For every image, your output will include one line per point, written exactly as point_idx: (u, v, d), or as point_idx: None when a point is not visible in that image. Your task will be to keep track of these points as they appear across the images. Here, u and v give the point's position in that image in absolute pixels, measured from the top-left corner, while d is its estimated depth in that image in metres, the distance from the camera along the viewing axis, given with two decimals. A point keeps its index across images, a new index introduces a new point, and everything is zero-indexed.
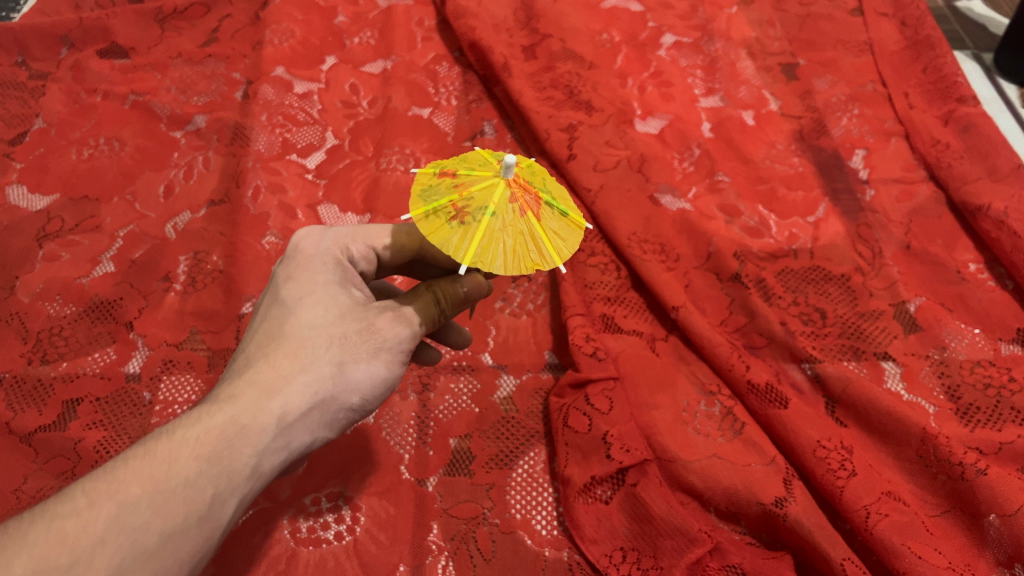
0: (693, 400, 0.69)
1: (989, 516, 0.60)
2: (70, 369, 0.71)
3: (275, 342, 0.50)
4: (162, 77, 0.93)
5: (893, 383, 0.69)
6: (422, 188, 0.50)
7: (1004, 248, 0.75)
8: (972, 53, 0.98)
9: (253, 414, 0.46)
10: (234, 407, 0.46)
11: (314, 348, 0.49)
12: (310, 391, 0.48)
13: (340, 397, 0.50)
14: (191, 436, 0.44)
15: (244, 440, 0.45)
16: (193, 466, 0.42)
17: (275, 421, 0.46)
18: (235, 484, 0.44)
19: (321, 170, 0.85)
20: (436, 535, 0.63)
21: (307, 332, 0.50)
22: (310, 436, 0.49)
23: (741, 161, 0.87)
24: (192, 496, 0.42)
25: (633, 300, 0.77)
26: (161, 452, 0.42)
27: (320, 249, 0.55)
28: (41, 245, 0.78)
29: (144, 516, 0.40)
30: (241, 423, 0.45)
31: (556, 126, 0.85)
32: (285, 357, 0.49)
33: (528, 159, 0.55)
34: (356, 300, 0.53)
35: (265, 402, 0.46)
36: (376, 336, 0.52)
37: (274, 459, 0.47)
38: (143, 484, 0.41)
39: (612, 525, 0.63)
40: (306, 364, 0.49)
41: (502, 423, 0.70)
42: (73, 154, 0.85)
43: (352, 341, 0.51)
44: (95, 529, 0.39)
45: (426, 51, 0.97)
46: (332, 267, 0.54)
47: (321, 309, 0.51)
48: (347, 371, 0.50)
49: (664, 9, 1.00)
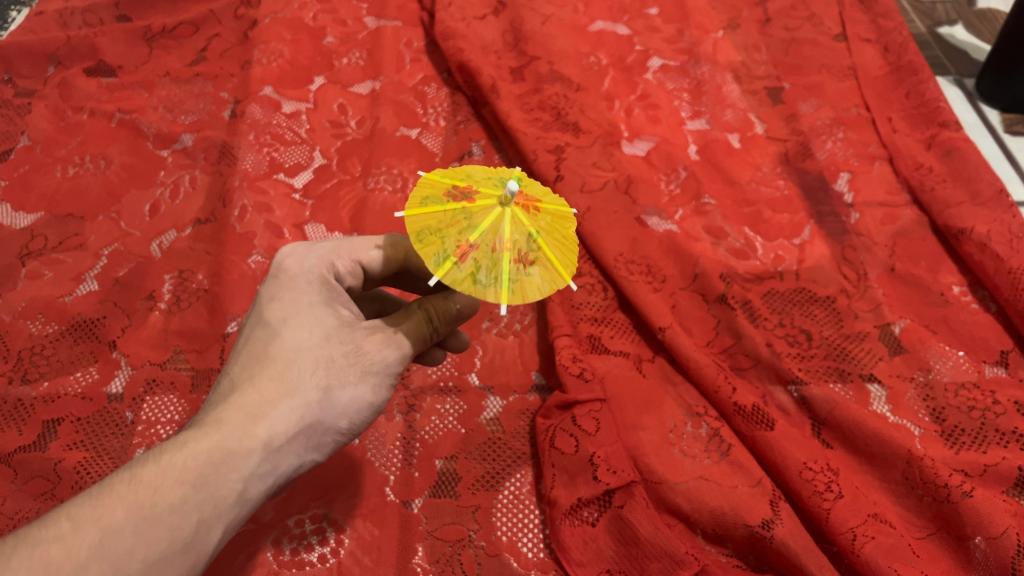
0: (679, 421, 0.68)
1: (975, 538, 0.59)
2: (52, 389, 0.70)
3: (261, 365, 0.49)
4: (150, 95, 0.93)
5: (879, 405, 0.70)
6: (472, 277, 0.46)
7: (988, 271, 0.76)
8: (954, 79, 1.00)
9: (240, 438, 0.45)
10: (220, 432, 0.45)
11: (300, 371, 0.49)
12: (298, 415, 0.48)
13: (329, 419, 0.50)
14: (178, 460, 0.43)
15: (230, 465, 0.44)
16: (179, 492, 0.42)
17: (261, 446, 0.46)
18: (221, 510, 0.43)
19: (309, 190, 0.85)
20: (421, 558, 0.63)
21: (292, 355, 0.49)
22: (297, 460, 0.48)
23: (727, 184, 0.87)
24: (177, 521, 0.41)
25: (620, 321, 0.76)
26: (147, 476, 0.42)
27: (308, 269, 0.54)
28: (23, 262, 0.78)
29: (129, 542, 0.39)
30: (227, 448, 0.45)
31: (543, 147, 0.86)
32: (271, 380, 0.48)
33: (440, 178, 0.52)
34: (344, 320, 0.53)
35: (251, 427, 0.46)
36: (365, 358, 0.52)
37: (260, 484, 0.46)
38: (129, 510, 0.40)
39: (598, 547, 0.62)
40: (292, 388, 0.48)
41: (488, 445, 0.69)
42: (58, 171, 0.85)
43: (339, 365, 0.50)
44: (78, 554, 0.38)
45: (415, 72, 0.98)
46: (318, 286, 0.54)
47: (307, 331, 0.51)
48: (333, 396, 0.50)
49: (651, 33, 1.01)
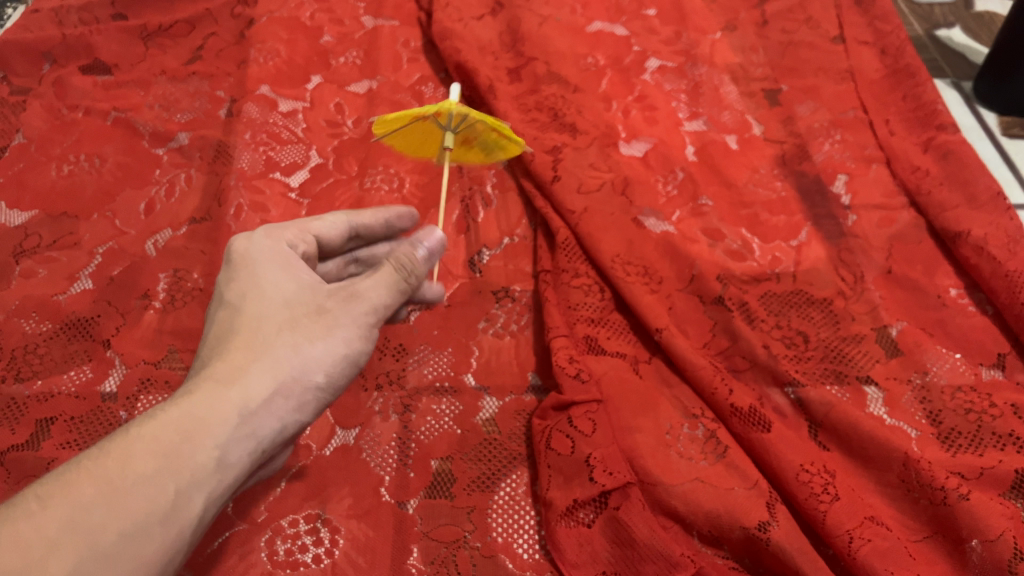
0: (676, 423, 0.67)
1: (971, 541, 0.59)
2: (45, 388, 0.69)
3: (226, 338, 0.50)
4: (145, 94, 0.92)
5: (876, 407, 0.69)
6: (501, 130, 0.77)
7: (984, 274, 0.75)
8: (952, 82, 1.00)
9: (209, 407, 0.46)
10: (188, 402, 0.46)
11: (266, 338, 0.50)
12: (266, 378, 0.48)
13: (302, 377, 0.50)
14: (145, 433, 0.44)
15: (201, 433, 0.45)
16: (150, 463, 0.43)
17: (230, 411, 0.46)
18: (200, 477, 0.44)
19: (305, 189, 0.85)
20: (415, 559, 0.62)
21: (256, 323, 0.50)
22: (279, 423, 0.49)
23: (724, 185, 0.87)
24: (151, 493, 0.42)
25: (617, 322, 0.76)
26: (117, 452, 0.43)
27: (263, 242, 0.55)
28: (18, 261, 0.77)
29: (101, 516, 0.41)
30: (195, 416, 0.45)
31: (540, 148, 0.85)
32: (237, 350, 0.49)
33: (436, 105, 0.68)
34: (305, 283, 0.53)
35: (220, 394, 0.47)
36: (330, 316, 0.52)
37: (242, 449, 0.47)
38: (101, 486, 0.41)
39: (594, 549, 0.62)
40: (259, 354, 0.49)
41: (484, 445, 0.69)
42: (53, 170, 0.84)
43: (305, 325, 0.51)
44: (50, 531, 0.39)
45: (412, 72, 0.98)
46: (275, 258, 0.54)
47: (266, 299, 0.51)
48: (304, 354, 0.50)
49: (648, 34, 1.01)
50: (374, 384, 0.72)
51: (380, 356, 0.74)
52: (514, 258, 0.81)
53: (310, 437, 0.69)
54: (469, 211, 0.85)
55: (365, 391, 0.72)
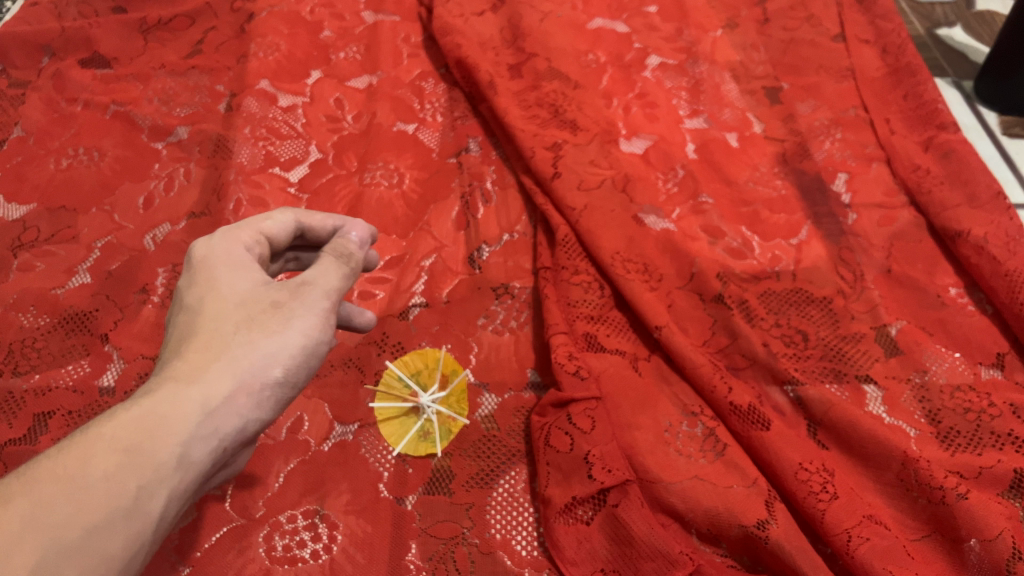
0: (675, 420, 0.67)
1: (969, 540, 0.59)
2: (43, 382, 0.69)
3: (187, 338, 0.48)
4: (145, 88, 0.92)
5: (875, 406, 0.69)
6: None
7: (984, 273, 0.75)
8: (953, 81, 1.00)
9: (170, 403, 0.44)
10: (148, 400, 0.44)
11: (224, 335, 0.48)
12: (227, 373, 0.47)
13: (262, 371, 0.48)
14: (104, 432, 0.42)
15: (162, 429, 0.43)
16: (110, 460, 0.41)
17: (191, 406, 0.45)
18: (162, 474, 0.42)
19: (304, 184, 0.85)
20: (414, 555, 0.62)
21: (215, 321, 0.49)
22: (241, 420, 0.47)
23: (724, 183, 0.87)
24: (113, 490, 0.41)
25: (617, 319, 0.75)
26: (75, 449, 0.41)
27: (213, 244, 0.54)
28: (16, 254, 0.77)
29: (64, 513, 0.39)
30: (155, 411, 0.44)
31: (541, 144, 0.85)
32: (197, 349, 0.47)
33: None
34: (259, 280, 0.52)
35: (180, 391, 0.45)
36: (287, 309, 0.50)
37: (204, 446, 0.45)
38: (58, 482, 0.39)
39: (592, 546, 0.62)
40: (219, 350, 0.47)
41: (483, 442, 0.69)
42: (52, 163, 0.84)
43: (263, 320, 0.49)
44: (10, 529, 0.37)
45: (412, 67, 0.97)
46: (232, 258, 0.53)
47: (221, 298, 0.50)
48: (263, 349, 0.48)
49: (650, 31, 1.01)
50: (373, 380, 0.72)
51: (378, 352, 0.74)
52: (513, 255, 0.81)
53: (308, 432, 0.69)
54: (469, 207, 0.84)
55: (363, 387, 0.72)
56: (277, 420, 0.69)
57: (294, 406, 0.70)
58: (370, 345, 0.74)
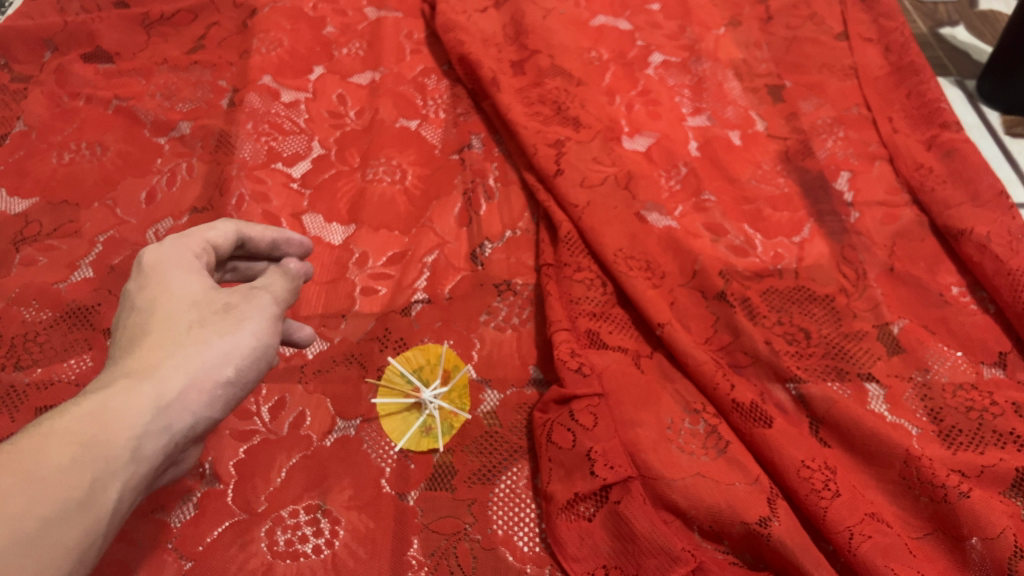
0: (677, 418, 0.67)
1: (971, 539, 0.59)
2: (45, 375, 0.69)
3: (138, 337, 0.48)
4: (147, 83, 0.92)
5: (877, 404, 0.69)
6: None
7: (987, 272, 0.75)
8: (955, 80, 1.00)
9: (124, 398, 0.44)
10: (101, 395, 0.44)
11: (178, 334, 0.48)
12: (182, 370, 0.47)
13: (216, 369, 0.48)
14: (58, 425, 0.41)
15: (116, 423, 0.43)
16: (67, 452, 0.40)
17: (145, 401, 0.45)
18: (117, 467, 0.42)
19: (307, 180, 0.85)
20: (416, 550, 0.62)
21: (167, 321, 0.49)
22: (193, 417, 0.47)
23: (727, 181, 0.87)
24: (69, 481, 0.40)
25: (619, 316, 0.75)
26: (28, 441, 0.40)
27: (162, 249, 0.53)
28: (18, 248, 0.77)
29: (20, 504, 0.38)
30: (109, 406, 0.43)
31: (543, 141, 0.84)
32: (151, 347, 0.47)
33: None
34: (210, 284, 0.52)
35: (134, 386, 0.45)
36: (240, 311, 0.51)
37: (158, 442, 0.45)
38: (13, 473, 0.38)
39: (594, 543, 0.62)
40: (173, 349, 0.47)
41: (485, 438, 0.69)
42: (54, 158, 0.84)
43: (216, 322, 0.50)
44: None
45: (415, 64, 0.97)
46: (181, 261, 0.53)
47: (173, 298, 0.50)
48: (216, 349, 0.49)
49: (652, 29, 1.01)
50: (375, 376, 0.72)
51: (380, 348, 0.73)
52: (515, 252, 0.81)
53: (310, 428, 0.69)
54: (471, 204, 0.84)
55: (365, 383, 0.72)
56: (279, 415, 0.69)
57: (296, 401, 0.70)
58: (372, 341, 0.74)
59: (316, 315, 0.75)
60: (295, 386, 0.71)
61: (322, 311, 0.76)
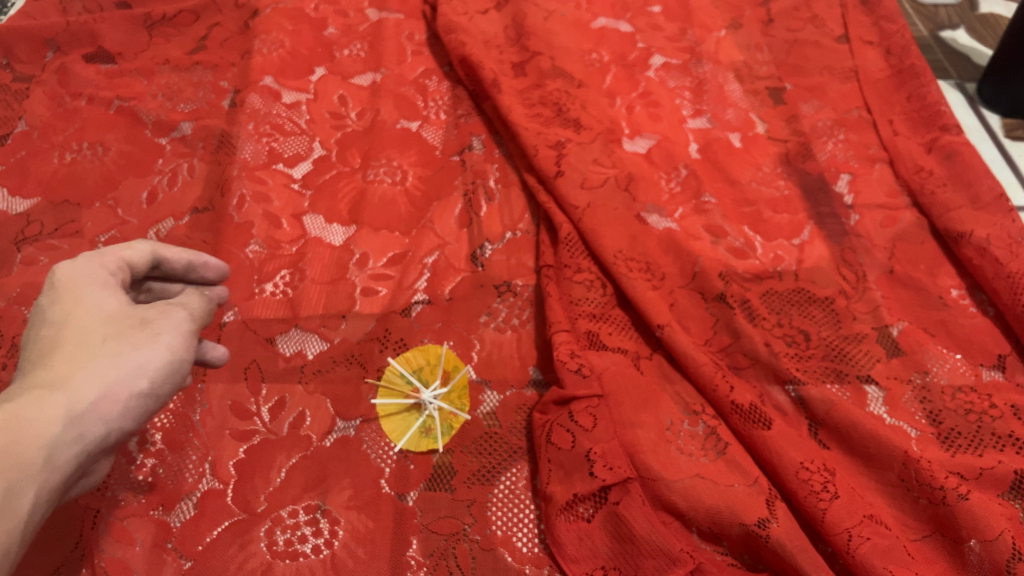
0: (676, 419, 0.67)
1: (970, 541, 0.59)
2: None
3: (50, 350, 0.48)
4: (149, 83, 0.92)
5: (876, 406, 0.69)
6: None
7: (987, 275, 0.75)
8: (956, 83, 1.00)
9: (34, 411, 0.45)
10: (11, 408, 0.45)
11: (91, 348, 0.48)
12: (95, 382, 0.47)
13: (128, 381, 0.48)
14: None
15: (27, 435, 0.44)
16: None
17: (55, 414, 0.46)
18: (30, 475, 0.44)
19: (308, 180, 0.85)
20: (415, 550, 0.62)
21: (80, 335, 0.49)
22: (107, 427, 0.48)
23: (727, 183, 0.87)
24: None
25: (618, 318, 0.75)
26: None
27: (76, 264, 0.52)
28: (19, 248, 0.77)
29: None
30: (18, 419, 0.44)
31: (544, 143, 0.84)
32: (63, 361, 0.48)
33: None
34: (125, 299, 0.52)
35: (45, 400, 0.46)
36: (155, 325, 0.51)
37: (71, 450, 0.46)
38: None
39: (593, 544, 0.62)
40: (85, 362, 0.48)
41: (484, 439, 0.69)
42: (55, 157, 0.84)
43: (130, 335, 0.50)
44: None
45: (416, 65, 0.97)
46: (94, 275, 0.52)
47: (86, 313, 0.50)
48: (129, 362, 0.49)
49: (654, 31, 1.01)
50: (375, 376, 0.72)
51: (380, 348, 0.74)
52: (516, 253, 0.81)
53: (310, 428, 0.69)
54: (472, 205, 0.84)
55: (365, 383, 0.72)
56: (279, 415, 0.69)
57: (296, 401, 0.70)
58: (372, 341, 0.74)
59: (317, 315, 0.75)
60: (295, 386, 0.71)
61: (322, 311, 0.76)
